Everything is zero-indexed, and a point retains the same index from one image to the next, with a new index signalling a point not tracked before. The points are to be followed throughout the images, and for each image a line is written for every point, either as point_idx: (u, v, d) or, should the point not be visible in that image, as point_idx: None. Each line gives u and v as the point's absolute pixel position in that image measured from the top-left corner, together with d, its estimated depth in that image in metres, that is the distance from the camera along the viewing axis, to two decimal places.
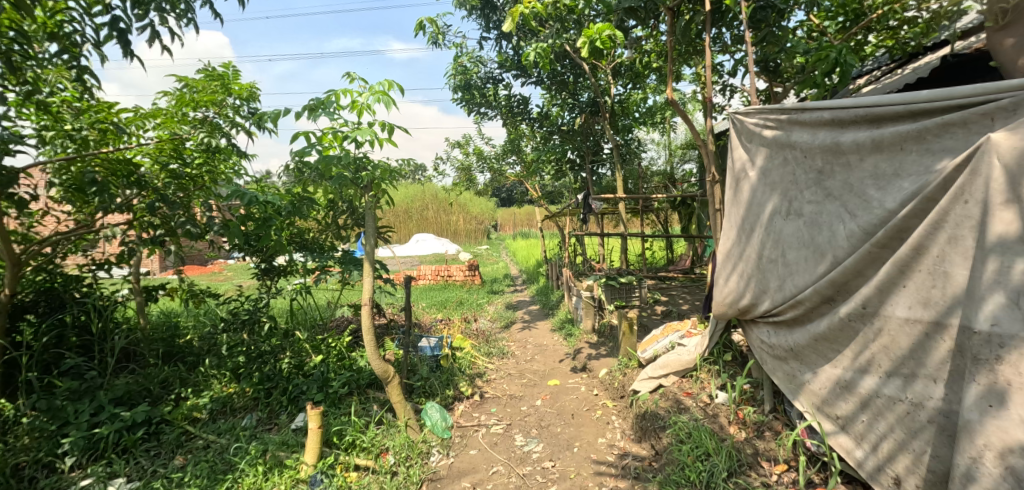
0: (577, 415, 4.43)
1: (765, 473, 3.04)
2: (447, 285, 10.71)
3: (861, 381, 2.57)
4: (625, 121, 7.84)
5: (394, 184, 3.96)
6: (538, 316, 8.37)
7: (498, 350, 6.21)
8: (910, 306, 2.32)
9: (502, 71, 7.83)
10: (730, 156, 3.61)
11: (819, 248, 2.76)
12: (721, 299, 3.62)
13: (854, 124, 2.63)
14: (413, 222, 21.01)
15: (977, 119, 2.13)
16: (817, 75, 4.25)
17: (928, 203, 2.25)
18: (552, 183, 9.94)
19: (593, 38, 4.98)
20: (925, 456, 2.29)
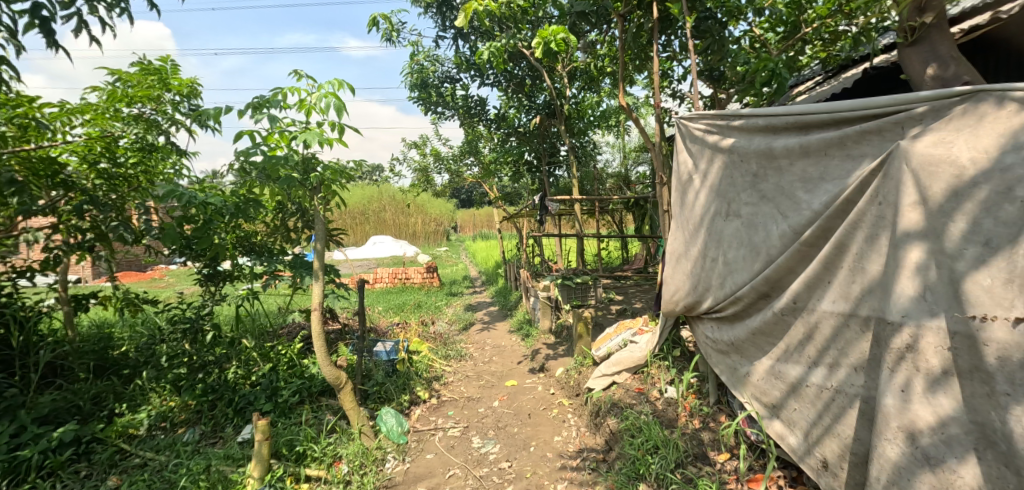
0: (533, 415, 4.40)
1: (709, 463, 2.99)
2: (405, 288, 10.50)
3: (792, 371, 2.38)
4: (581, 123, 7.77)
5: (344, 185, 3.83)
6: (498, 317, 8.29)
7: (456, 352, 6.12)
8: (834, 300, 2.14)
9: (459, 71, 7.70)
10: (674, 161, 3.36)
11: (755, 248, 2.56)
12: (668, 298, 3.40)
13: (785, 130, 2.40)
14: (371, 224, 20.61)
15: (890, 128, 1.94)
16: (756, 84, 4.40)
17: (850, 205, 2.07)
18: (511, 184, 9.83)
19: (547, 40, 4.98)
20: (847, 440, 2.12)
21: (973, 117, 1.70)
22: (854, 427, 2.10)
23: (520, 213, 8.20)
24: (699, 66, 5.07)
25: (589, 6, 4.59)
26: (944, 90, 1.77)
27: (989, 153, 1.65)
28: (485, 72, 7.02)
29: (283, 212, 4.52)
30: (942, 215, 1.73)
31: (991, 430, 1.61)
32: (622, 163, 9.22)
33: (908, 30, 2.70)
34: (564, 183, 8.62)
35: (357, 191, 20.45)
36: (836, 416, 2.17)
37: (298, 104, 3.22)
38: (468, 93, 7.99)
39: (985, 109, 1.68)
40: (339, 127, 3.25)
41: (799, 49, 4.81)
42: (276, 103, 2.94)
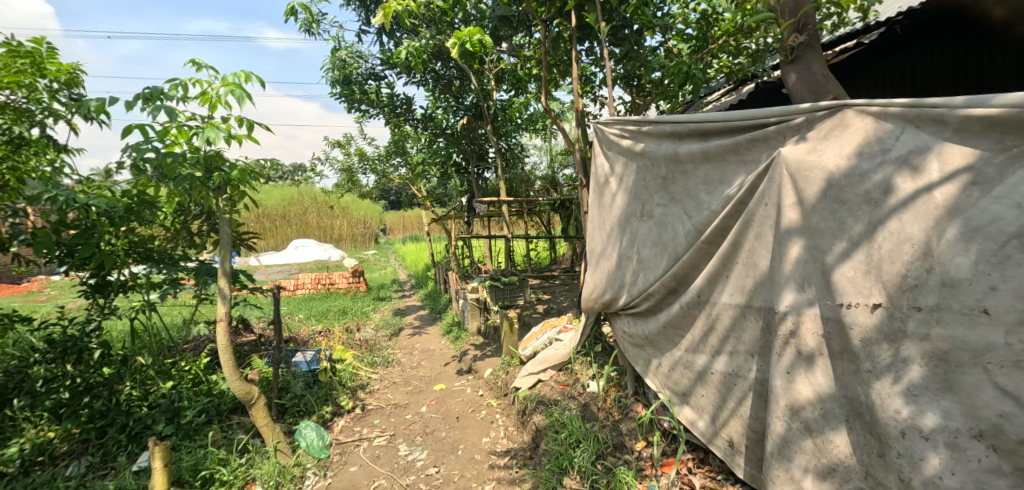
0: (462, 417, 4.38)
1: (628, 451, 3.13)
2: (330, 294, 10.04)
3: (699, 359, 2.55)
4: (509, 126, 7.85)
5: (253, 186, 3.60)
6: (427, 321, 8.16)
7: (383, 359, 5.95)
8: (732, 293, 2.33)
9: (384, 69, 7.50)
10: (593, 163, 3.50)
11: (665, 246, 2.72)
12: (588, 296, 3.54)
13: (689, 136, 2.58)
14: (293, 226, 19.46)
15: (774, 136, 2.12)
16: (672, 89, 4.68)
17: (742, 207, 2.25)
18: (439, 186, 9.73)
19: (463, 41, 4.99)
20: (747, 420, 2.31)
21: (839, 127, 1.88)
22: (752, 408, 2.28)
23: (447, 215, 8.13)
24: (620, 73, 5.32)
25: (510, 11, 4.65)
26: (816, 104, 1.94)
27: (848, 159, 1.82)
28: (410, 71, 6.89)
29: (184, 214, 4.18)
30: (814, 214, 1.89)
31: (858, 402, 1.78)
32: (549, 165, 9.41)
33: (788, 49, 2.99)
34: (492, 185, 8.67)
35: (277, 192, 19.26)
36: (737, 399, 2.35)
37: (201, 98, 3.00)
38: (394, 91, 7.80)
39: (846, 121, 1.85)
40: (248, 124, 3.06)
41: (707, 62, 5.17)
42: (173, 96, 2.71)
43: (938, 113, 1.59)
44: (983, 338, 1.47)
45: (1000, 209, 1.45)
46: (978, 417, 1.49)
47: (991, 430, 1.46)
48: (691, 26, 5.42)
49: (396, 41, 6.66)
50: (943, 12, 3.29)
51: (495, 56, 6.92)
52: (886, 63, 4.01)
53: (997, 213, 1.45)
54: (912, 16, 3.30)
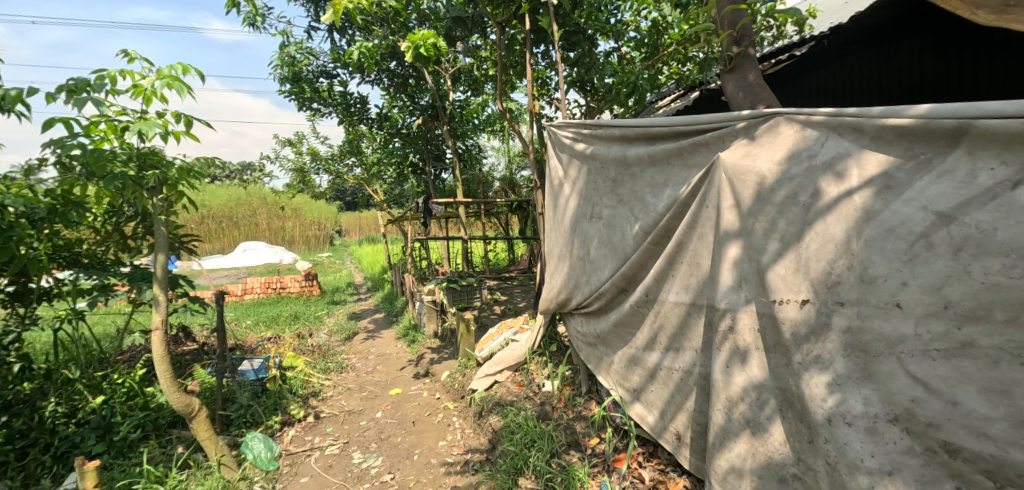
0: (418, 422, 4.33)
1: (582, 449, 3.18)
2: (281, 299, 9.69)
3: (649, 357, 2.63)
4: (466, 127, 7.84)
5: (193, 185, 3.44)
6: (383, 324, 7.99)
7: (337, 365, 5.80)
8: (678, 292, 2.42)
9: (335, 67, 7.31)
10: (547, 166, 3.57)
11: (615, 246, 2.80)
12: (544, 296, 3.60)
13: (637, 140, 2.66)
14: (240, 228, 18.41)
15: (714, 141, 2.21)
16: (623, 95, 4.83)
17: (686, 208, 2.34)
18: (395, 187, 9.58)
19: (417, 45, 4.98)
20: (693, 413, 2.39)
21: (772, 133, 1.97)
22: (696, 402, 2.37)
23: (404, 216, 8.02)
24: (574, 76, 5.43)
25: (465, 12, 4.63)
26: (750, 111, 2.04)
27: (780, 164, 1.92)
28: (363, 70, 6.74)
29: (116, 216, 3.93)
30: (750, 217, 1.98)
31: (789, 392, 1.86)
32: (507, 167, 9.39)
33: (726, 59, 3.14)
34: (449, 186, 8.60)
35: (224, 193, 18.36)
36: (684, 394, 2.44)
37: (133, 90, 2.83)
38: (348, 89, 7.61)
39: (778, 128, 1.95)
40: (186, 119, 2.91)
41: (658, 69, 5.37)
42: (100, 88, 2.54)
43: (857, 121, 1.69)
44: (896, 330, 1.56)
45: (909, 211, 1.54)
46: (893, 403, 1.56)
47: (905, 415, 1.54)
48: (643, 33, 5.63)
49: (348, 38, 6.49)
50: (865, 26, 3.47)
51: (451, 56, 6.87)
52: (818, 72, 4.19)
53: (907, 214, 1.54)
54: (837, 34, 3.51)
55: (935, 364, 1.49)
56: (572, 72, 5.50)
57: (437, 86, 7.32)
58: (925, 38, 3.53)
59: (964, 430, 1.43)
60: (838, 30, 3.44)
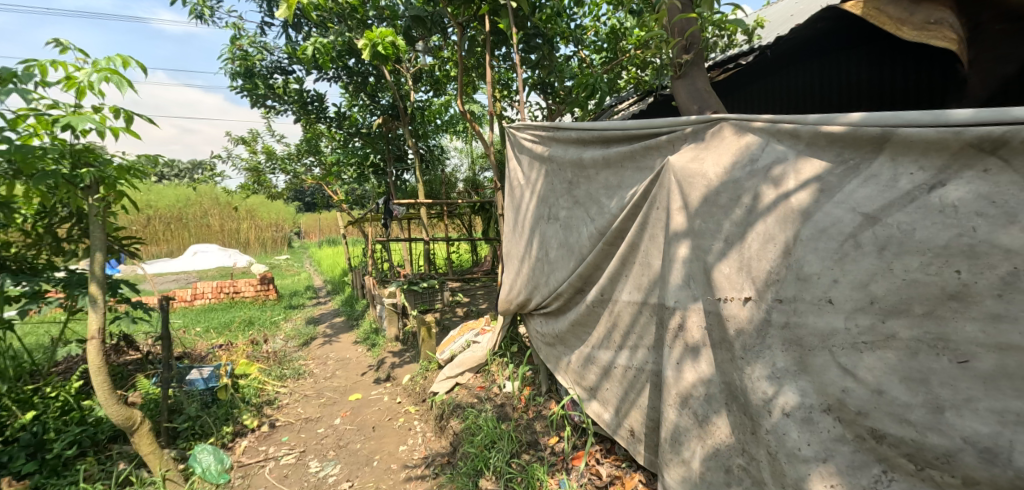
0: (378, 427, 4.26)
1: (542, 448, 3.21)
2: (234, 304, 9.32)
3: (604, 355, 2.69)
4: (429, 127, 7.78)
5: (134, 185, 3.26)
6: (342, 328, 7.81)
7: (294, 371, 5.63)
8: (631, 291, 2.48)
9: (291, 63, 7.09)
10: (506, 168, 3.60)
11: (571, 247, 2.85)
12: (504, 297, 3.63)
13: (592, 143, 2.72)
14: (190, 231, 17.46)
15: (664, 145, 2.28)
16: (583, 98, 4.92)
17: (639, 210, 2.41)
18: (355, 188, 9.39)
19: (375, 43, 4.90)
20: (645, 409, 2.45)
21: (717, 138, 2.05)
22: (649, 398, 2.43)
23: (364, 218, 7.87)
24: (536, 78, 5.48)
25: (424, 12, 4.60)
26: (698, 116, 2.12)
27: (725, 168, 1.99)
28: (321, 68, 6.57)
29: (49, 217, 3.68)
30: (697, 218, 2.06)
31: (734, 387, 1.93)
32: (470, 168, 9.32)
33: (676, 65, 3.25)
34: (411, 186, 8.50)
35: (173, 193, 17.50)
36: (637, 391, 2.49)
37: (65, 82, 2.67)
38: (304, 87, 7.40)
39: (723, 133, 2.03)
40: (126, 114, 2.77)
41: (617, 74, 5.51)
42: (28, 79, 2.39)
43: (793, 128, 1.77)
44: (829, 324, 1.64)
45: (840, 212, 1.63)
46: (826, 393, 1.65)
47: (837, 404, 1.62)
48: (603, 39, 5.78)
49: (303, 34, 6.31)
50: (804, 41, 3.62)
51: (412, 56, 6.77)
52: (765, 80, 4.30)
53: (838, 215, 1.63)
54: (777, 46, 3.66)
55: (863, 356, 1.57)
56: (533, 74, 5.54)
57: (397, 86, 7.22)
58: (862, 49, 3.68)
59: (888, 417, 1.51)
60: (781, 42, 3.52)
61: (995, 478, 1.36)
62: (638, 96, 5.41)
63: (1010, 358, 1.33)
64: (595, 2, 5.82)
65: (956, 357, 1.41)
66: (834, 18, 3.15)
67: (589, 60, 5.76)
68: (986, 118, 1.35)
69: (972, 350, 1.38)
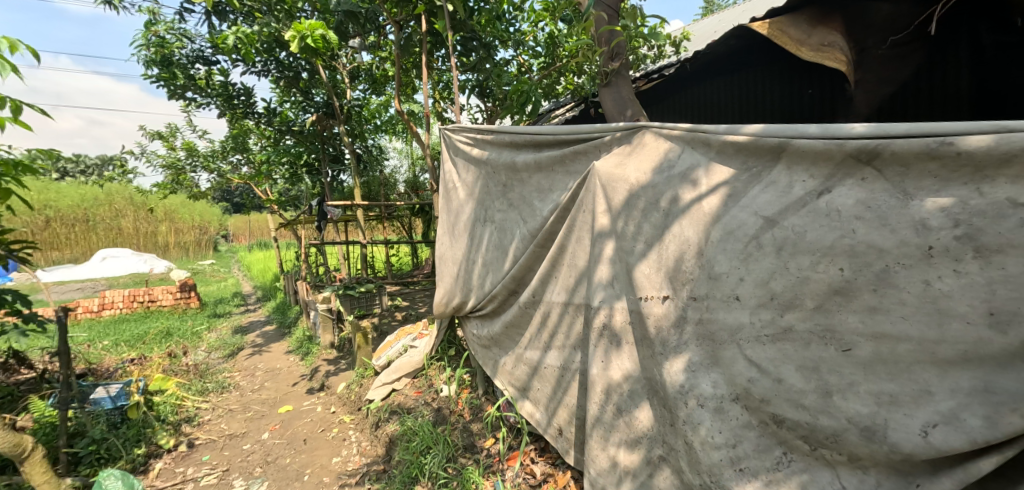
0: (309, 439, 4.08)
1: (477, 451, 3.21)
2: (149, 314, 8.60)
3: (535, 355, 2.74)
4: (366, 126, 7.58)
5: (22, 182, 2.92)
6: (273, 337, 7.42)
7: (217, 385, 5.30)
8: (560, 292, 2.54)
9: (215, 54, 6.67)
10: (441, 169, 3.60)
11: (505, 250, 2.89)
12: (440, 300, 3.60)
13: (525, 147, 2.78)
14: (98, 234, 15.96)
15: (592, 150, 2.37)
16: (520, 102, 5.00)
17: (567, 212, 2.48)
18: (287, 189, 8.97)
19: (304, 35, 4.65)
20: (574, 407, 2.51)
21: (639, 144, 2.16)
22: (577, 396, 2.49)
23: (297, 220, 7.51)
24: (476, 80, 5.51)
25: (358, 8, 4.49)
26: (622, 123, 2.21)
27: (645, 173, 2.10)
28: (248, 61, 6.22)
29: None
30: (620, 220, 2.15)
31: (654, 381, 2.03)
32: (410, 170, 9.15)
33: (603, 74, 3.38)
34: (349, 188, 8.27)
35: (74, 192, 15.79)
36: (566, 390, 2.55)
37: None
38: (230, 80, 6.98)
39: (644, 141, 2.14)
40: (14, 105, 2.50)
41: (554, 79, 5.67)
42: None
43: (705, 137, 1.90)
44: (736, 320, 1.77)
45: (744, 216, 1.76)
46: (734, 384, 1.77)
47: (743, 393, 1.75)
48: (541, 44, 5.93)
49: (229, 22, 5.84)
50: (720, 56, 3.83)
51: (347, 52, 6.54)
52: (692, 88, 4.52)
53: (742, 219, 1.77)
54: (696, 60, 3.86)
55: (765, 347, 1.71)
56: (471, 76, 5.54)
57: (333, 83, 6.95)
58: (773, 67, 3.87)
59: (787, 403, 1.65)
60: (699, 56, 3.71)
61: (873, 453, 1.51)
62: (573, 102, 5.57)
63: (884, 346, 1.48)
64: (533, 9, 5.93)
65: (841, 346, 1.56)
66: (744, 35, 3.36)
67: (528, 64, 5.86)
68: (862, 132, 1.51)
69: (854, 339, 1.54)
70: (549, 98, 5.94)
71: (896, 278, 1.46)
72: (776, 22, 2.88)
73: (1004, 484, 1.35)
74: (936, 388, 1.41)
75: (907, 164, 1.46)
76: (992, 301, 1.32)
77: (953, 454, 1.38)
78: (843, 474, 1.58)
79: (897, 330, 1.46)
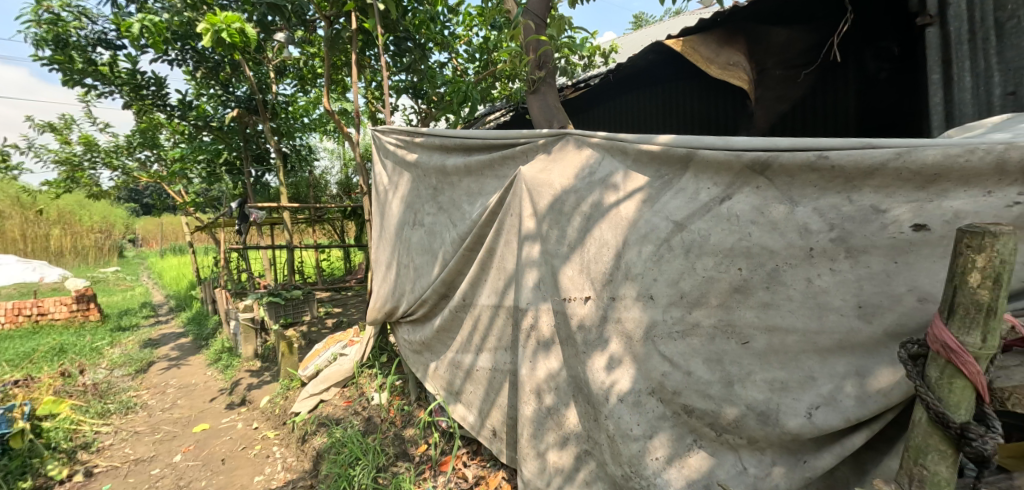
0: (228, 459, 3.84)
1: (409, 458, 3.17)
2: (40, 329, 7.71)
3: (467, 358, 2.75)
4: (294, 124, 7.26)
5: None
6: (188, 350, 6.90)
7: (120, 406, 4.86)
8: (489, 295, 2.58)
9: (121, 39, 6.12)
10: (372, 172, 3.54)
11: (436, 253, 2.89)
12: (372, 306, 3.53)
13: (455, 151, 2.79)
14: None
15: (519, 155, 2.43)
16: (456, 106, 5.01)
17: (495, 216, 2.53)
18: (203, 190, 8.37)
19: (218, 28, 4.41)
20: (505, 407, 2.56)
21: (563, 151, 2.24)
22: (506, 397, 2.54)
23: (215, 223, 7.03)
24: (410, 80, 5.48)
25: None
26: (547, 130, 2.29)
27: (568, 178, 2.18)
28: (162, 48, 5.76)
29: None
30: (545, 224, 2.23)
31: (577, 379, 2.12)
32: (342, 171, 8.89)
33: (530, 81, 3.48)
34: (273, 189, 7.88)
35: None
36: (496, 391, 2.59)
37: None
38: (138, 68, 6.45)
39: (568, 147, 2.22)
40: None
41: (490, 84, 5.73)
42: None
43: (623, 145, 2.02)
44: (650, 317, 1.89)
45: (657, 220, 1.89)
46: (650, 378, 1.89)
47: (659, 386, 1.87)
48: (477, 49, 5.98)
49: (136, 5, 5.35)
50: (642, 70, 4.02)
51: (273, 45, 6.23)
52: (619, 99, 4.75)
53: (655, 223, 1.89)
54: (619, 73, 4.05)
55: (676, 343, 1.83)
56: (405, 78, 5.48)
57: (257, 77, 6.57)
58: (690, 82, 4.11)
59: (695, 394, 1.78)
60: (621, 68, 3.90)
61: (768, 435, 1.66)
62: (507, 108, 5.65)
63: (776, 337, 1.65)
64: (467, 14, 5.97)
65: (741, 339, 1.71)
66: (661, 50, 3.57)
67: (463, 67, 5.89)
68: (756, 145, 1.66)
69: (751, 332, 1.69)
70: (484, 102, 6.00)
71: (784, 276, 1.63)
72: (688, 40, 3.08)
73: (874, 456, 1.55)
74: (818, 374, 1.58)
75: (792, 175, 1.62)
76: (861, 296, 1.51)
77: (832, 431, 1.55)
78: (744, 456, 1.73)
79: (786, 323, 1.62)
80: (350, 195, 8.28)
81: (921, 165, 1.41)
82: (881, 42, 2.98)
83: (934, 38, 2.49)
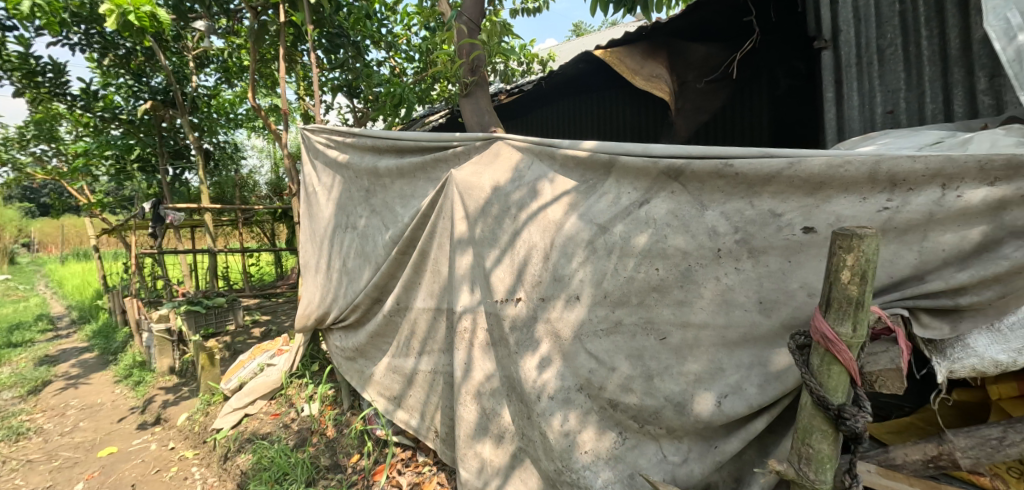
0: (139, 484, 3.54)
1: (342, 469, 3.08)
2: None
3: (403, 363, 2.73)
4: (218, 120, 6.87)
5: None
6: (93, 367, 6.30)
7: (8, 433, 4.36)
8: (424, 298, 2.57)
9: (11, 19, 5.54)
10: (302, 172, 3.42)
11: (368, 257, 2.84)
12: (302, 312, 3.40)
13: (387, 153, 2.76)
14: None
15: (451, 159, 2.44)
16: (392, 106, 4.96)
17: (428, 219, 2.52)
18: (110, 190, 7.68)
19: (124, 10, 4.07)
20: (441, 410, 2.56)
21: (494, 155, 2.29)
22: (442, 400, 2.54)
23: (125, 225, 6.42)
24: (342, 78, 5.39)
25: None
26: (478, 134, 2.32)
27: (499, 181, 2.23)
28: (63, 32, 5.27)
29: None
30: (476, 227, 2.27)
31: (510, 378, 2.16)
32: (272, 170, 8.50)
33: (463, 84, 3.50)
34: (193, 190, 7.38)
35: None
36: (432, 394, 2.59)
37: None
38: (31, 51, 5.83)
39: (499, 151, 2.27)
40: None
41: (429, 85, 5.72)
42: None
43: (550, 150, 2.09)
44: (577, 316, 1.96)
45: (583, 223, 1.97)
46: (578, 375, 1.96)
47: (586, 383, 1.95)
48: (414, 49, 5.95)
49: None
50: (573, 78, 4.14)
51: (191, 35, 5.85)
52: (553, 106, 4.87)
53: (582, 226, 1.97)
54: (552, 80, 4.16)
55: (601, 340, 1.92)
56: (339, 75, 5.33)
57: (173, 67, 6.14)
58: (619, 92, 4.27)
59: (620, 389, 1.87)
60: (552, 76, 4.00)
61: (684, 424, 1.78)
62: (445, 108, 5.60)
63: (690, 332, 1.76)
64: (405, 13, 5.89)
65: (659, 336, 1.82)
66: (591, 60, 3.70)
67: (401, 66, 5.83)
68: (671, 153, 1.78)
69: (669, 329, 1.80)
70: (422, 103, 5.93)
71: (697, 276, 1.75)
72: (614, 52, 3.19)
73: (775, 439, 1.70)
74: (727, 365, 1.72)
75: (703, 181, 1.74)
76: (762, 292, 1.66)
77: (739, 418, 1.68)
78: (664, 445, 1.84)
79: (699, 319, 1.75)
80: (280, 196, 7.92)
81: (809, 173, 1.56)
82: (792, 62, 3.23)
83: (829, 61, 2.81)
